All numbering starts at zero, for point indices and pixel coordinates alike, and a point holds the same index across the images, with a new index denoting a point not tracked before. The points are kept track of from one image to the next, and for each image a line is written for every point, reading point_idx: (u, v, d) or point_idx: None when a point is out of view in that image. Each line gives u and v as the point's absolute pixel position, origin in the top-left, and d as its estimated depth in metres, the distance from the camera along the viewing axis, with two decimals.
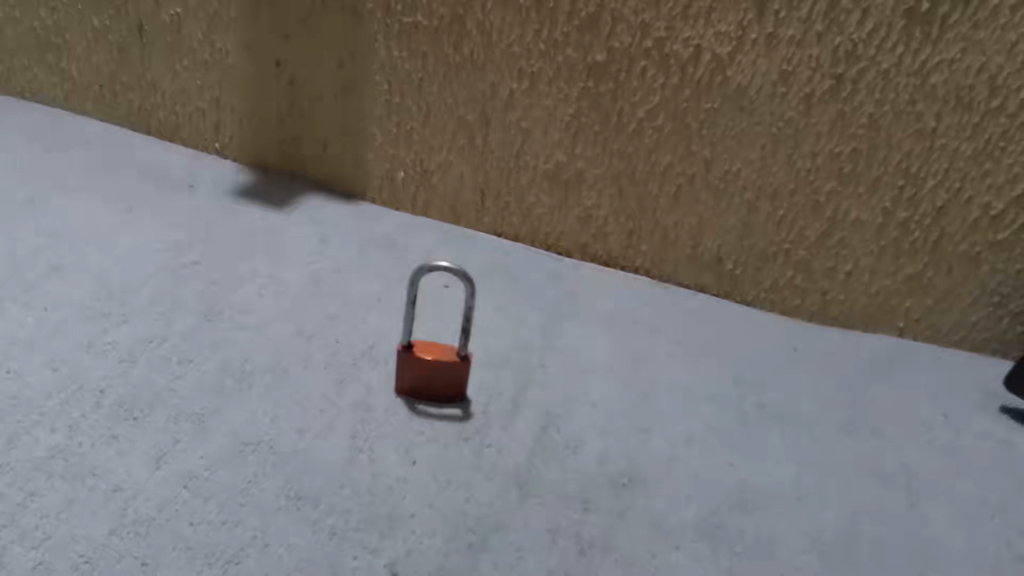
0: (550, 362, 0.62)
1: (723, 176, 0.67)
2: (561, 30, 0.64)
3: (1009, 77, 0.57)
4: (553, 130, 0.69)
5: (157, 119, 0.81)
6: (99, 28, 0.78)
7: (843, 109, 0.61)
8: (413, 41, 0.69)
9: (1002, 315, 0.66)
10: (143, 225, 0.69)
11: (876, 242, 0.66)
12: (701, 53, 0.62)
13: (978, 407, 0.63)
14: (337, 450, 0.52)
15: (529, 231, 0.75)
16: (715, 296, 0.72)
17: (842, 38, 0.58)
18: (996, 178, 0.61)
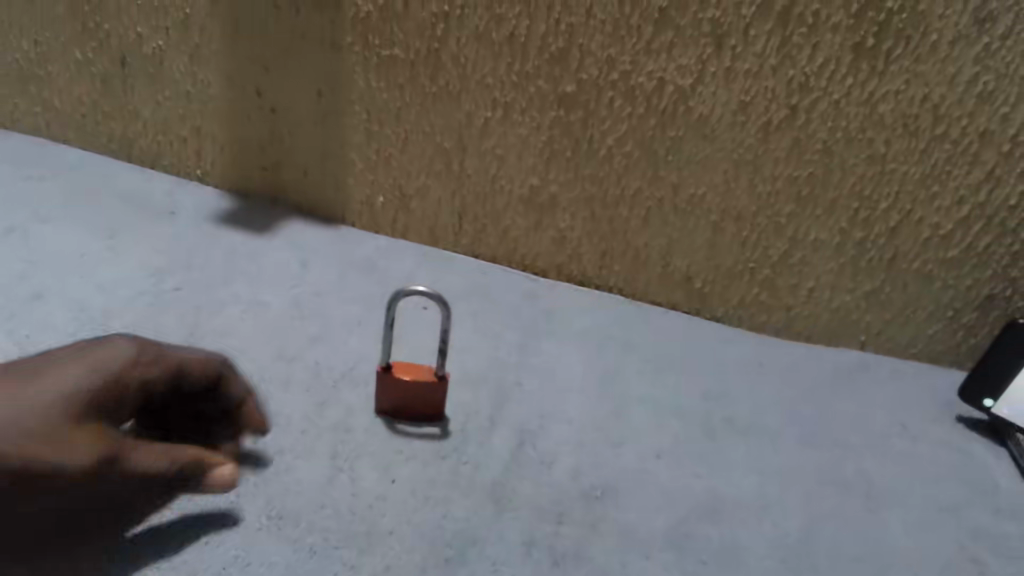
0: (526, 381, 0.64)
1: (689, 200, 0.70)
2: (532, 63, 0.67)
3: (950, 107, 0.61)
4: (527, 156, 0.72)
5: (138, 146, 0.83)
6: (82, 59, 0.79)
7: (798, 136, 0.64)
8: (390, 73, 0.71)
9: (956, 328, 0.70)
10: (126, 253, 0.70)
11: (835, 261, 0.69)
12: (664, 85, 0.65)
13: (935, 417, 0.66)
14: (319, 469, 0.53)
15: (506, 253, 0.77)
16: (686, 313, 0.75)
17: (795, 71, 0.62)
18: (943, 200, 0.64)
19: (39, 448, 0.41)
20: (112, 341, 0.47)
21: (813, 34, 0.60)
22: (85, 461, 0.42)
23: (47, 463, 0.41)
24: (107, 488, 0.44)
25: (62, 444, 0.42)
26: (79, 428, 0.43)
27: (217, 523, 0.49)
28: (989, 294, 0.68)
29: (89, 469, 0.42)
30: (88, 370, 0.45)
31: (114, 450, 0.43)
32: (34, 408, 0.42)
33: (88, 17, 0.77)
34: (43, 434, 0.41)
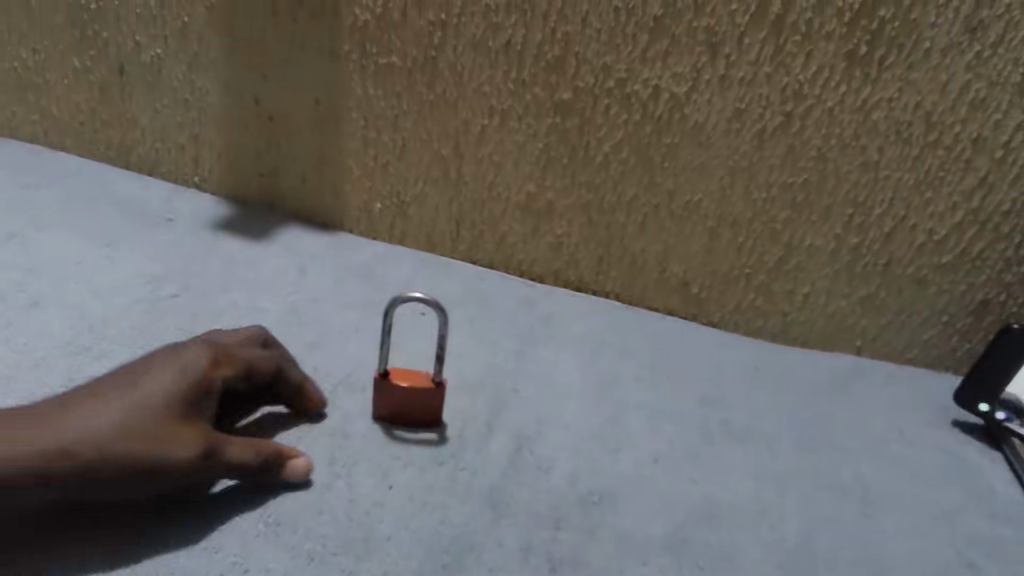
0: (523, 387, 0.64)
1: (685, 207, 0.70)
2: (528, 71, 0.68)
3: (943, 114, 0.61)
4: (524, 163, 0.72)
5: (136, 154, 0.83)
6: (80, 67, 0.80)
7: (793, 143, 0.65)
8: (388, 81, 0.72)
9: (951, 333, 0.70)
10: (123, 260, 0.70)
11: (830, 266, 0.69)
12: (659, 92, 0.66)
13: (931, 422, 0.67)
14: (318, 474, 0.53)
15: (503, 259, 0.78)
16: (682, 318, 0.75)
17: (789, 79, 0.62)
18: (937, 206, 0.65)
19: (148, 444, 0.44)
20: (194, 345, 0.50)
21: (807, 42, 0.61)
22: (189, 454, 0.45)
23: (156, 457, 0.44)
24: (204, 478, 0.47)
25: (168, 440, 0.44)
26: (180, 424, 0.45)
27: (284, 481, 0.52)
28: (984, 299, 0.68)
29: (193, 461, 0.45)
30: (180, 372, 0.47)
31: (212, 444, 0.46)
32: (139, 409, 0.44)
33: (86, 26, 0.77)
34: (150, 432, 0.44)
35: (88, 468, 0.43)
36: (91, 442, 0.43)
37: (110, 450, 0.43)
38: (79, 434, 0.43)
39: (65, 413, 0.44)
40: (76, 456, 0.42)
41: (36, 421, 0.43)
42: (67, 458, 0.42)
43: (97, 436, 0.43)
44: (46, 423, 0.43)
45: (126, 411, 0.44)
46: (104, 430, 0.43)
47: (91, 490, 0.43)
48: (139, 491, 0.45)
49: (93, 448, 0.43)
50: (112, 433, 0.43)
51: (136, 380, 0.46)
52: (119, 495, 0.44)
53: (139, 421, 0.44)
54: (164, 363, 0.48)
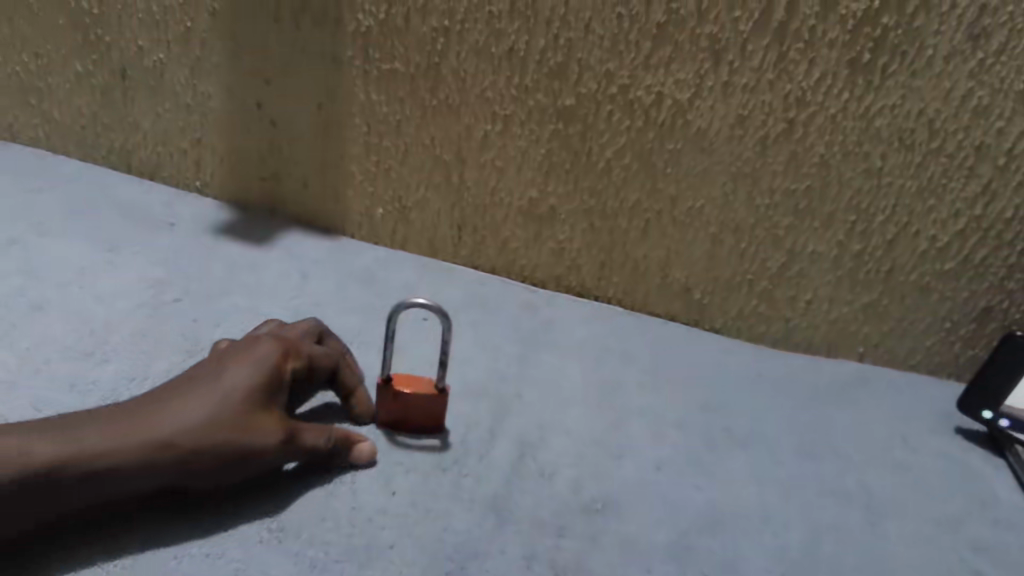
0: (525, 393, 0.64)
1: (688, 213, 0.70)
2: (531, 76, 0.68)
3: (946, 121, 0.61)
4: (527, 168, 0.72)
5: (138, 158, 0.83)
6: (83, 71, 0.80)
7: (796, 150, 0.65)
8: (390, 86, 0.72)
9: (954, 340, 0.70)
10: (125, 265, 0.70)
11: (833, 272, 0.69)
12: (662, 99, 0.66)
13: (935, 429, 0.66)
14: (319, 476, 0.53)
15: (505, 264, 0.78)
16: (685, 324, 0.75)
17: (791, 86, 0.62)
18: (940, 213, 0.65)
19: (238, 433, 0.47)
20: (263, 340, 0.52)
21: (810, 49, 0.61)
22: (274, 440, 0.48)
23: (247, 443, 0.47)
24: (280, 462, 0.50)
25: (254, 428, 0.48)
26: (262, 413, 0.48)
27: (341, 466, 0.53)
28: (986, 306, 0.68)
29: (277, 446, 0.49)
30: (256, 366, 0.50)
31: (291, 430, 0.50)
32: (224, 402, 0.47)
33: (89, 30, 0.77)
34: (237, 422, 0.47)
35: (185, 457, 0.46)
36: (187, 434, 0.46)
37: (204, 441, 0.46)
38: (173, 427, 0.46)
39: (157, 409, 0.47)
40: (175, 447, 0.45)
41: (131, 419, 0.46)
42: (166, 450, 0.45)
43: (191, 428, 0.46)
44: (142, 419, 0.46)
45: (214, 404, 0.47)
46: (197, 423, 0.46)
47: (186, 479, 0.46)
48: (226, 477, 0.48)
49: (189, 440, 0.46)
50: (203, 426, 0.46)
51: (216, 376, 0.49)
52: (206, 482, 0.47)
53: (227, 413, 0.47)
54: (240, 359, 0.50)
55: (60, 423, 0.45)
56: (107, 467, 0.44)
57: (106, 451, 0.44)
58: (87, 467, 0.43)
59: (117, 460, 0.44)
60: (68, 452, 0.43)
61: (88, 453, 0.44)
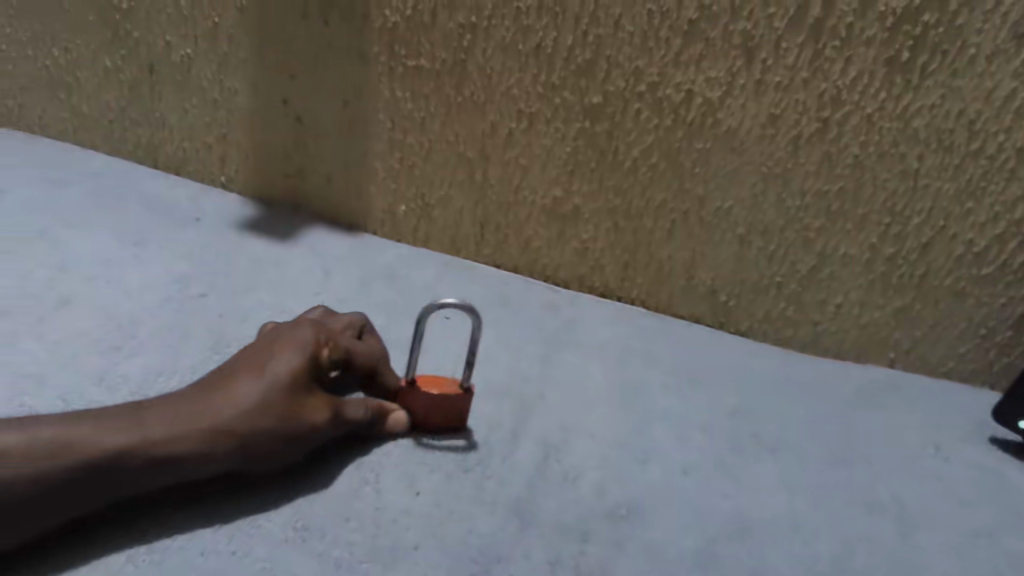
0: (548, 393, 0.63)
1: (716, 213, 0.69)
2: (558, 74, 0.67)
3: (987, 122, 0.59)
4: (552, 166, 0.71)
5: (164, 153, 0.84)
6: (112, 66, 0.80)
7: (829, 150, 0.63)
8: (415, 83, 0.71)
9: (989, 347, 0.68)
10: (151, 261, 0.71)
11: (865, 276, 0.68)
12: (692, 97, 0.64)
13: (969, 438, 0.64)
14: (341, 473, 0.53)
15: (527, 263, 0.77)
16: (710, 326, 0.74)
17: (826, 84, 0.61)
18: (978, 216, 0.62)
19: (290, 413, 0.49)
20: (302, 327, 0.54)
21: (846, 47, 0.59)
22: (322, 417, 0.50)
23: (297, 422, 0.49)
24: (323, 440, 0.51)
25: (304, 408, 0.49)
26: (309, 394, 0.50)
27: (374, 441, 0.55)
28: None
29: (324, 423, 0.50)
30: (299, 353, 0.51)
31: (335, 407, 0.51)
32: (274, 385, 0.49)
33: (118, 25, 0.78)
34: (287, 404, 0.49)
35: (240, 440, 0.47)
36: (242, 418, 0.47)
37: (258, 422, 0.47)
38: (227, 411, 0.47)
39: (209, 397, 0.48)
40: (231, 431, 0.47)
41: (185, 408, 0.47)
42: (223, 435, 0.46)
43: (244, 412, 0.47)
44: (196, 408, 0.47)
45: (263, 389, 0.48)
46: (250, 407, 0.47)
47: (242, 463, 0.48)
48: (279, 458, 0.49)
49: (243, 423, 0.47)
50: (257, 407, 0.48)
51: (262, 363, 0.50)
52: (259, 466, 0.48)
53: (276, 396, 0.48)
54: (281, 347, 0.52)
55: (115, 415, 0.46)
56: (165, 454, 0.45)
57: (165, 438, 0.45)
58: (144, 454, 0.44)
59: (177, 447, 0.45)
60: (128, 439, 0.44)
61: (149, 440, 0.45)
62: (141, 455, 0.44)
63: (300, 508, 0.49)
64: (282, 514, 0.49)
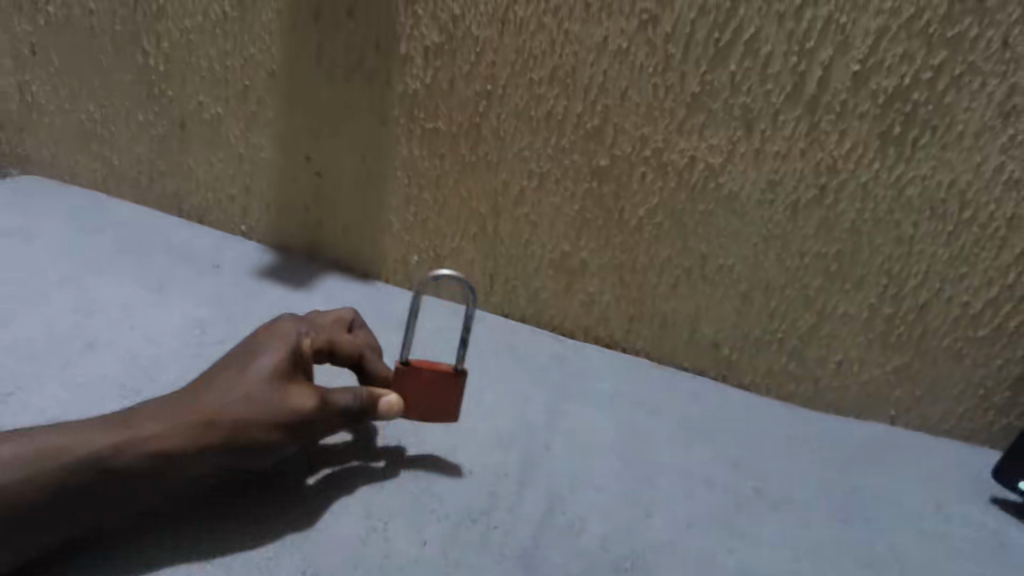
0: (555, 443, 0.65)
1: (718, 270, 0.71)
2: (568, 138, 0.70)
3: (977, 192, 0.61)
4: (560, 223, 0.74)
5: (189, 202, 0.87)
6: (144, 121, 0.84)
7: (826, 215, 0.66)
8: (433, 142, 0.75)
9: (987, 406, 0.69)
10: (172, 306, 0.73)
11: (864, 334, 0.69)
12: (695, 162, 0.67)
13: (969, 497, 0.65)
14: (333, 507, 0.55)
15: (534, 313, 0.80)
16: (713, 379, 0.76)
17: (823, 154, 0.63)
18: (972, 280, 0.64)
19: (273, 404, 0.49)
20: (283, 323, 0.56)
21: (841, 121, 0.62)
22: (306, 406, 0.50)
23: (280, 412, 0.49)
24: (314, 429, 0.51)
25: (288, 398, 0.50)
26: (294, 384, 0.51)
27: (360, 479, 0.57)
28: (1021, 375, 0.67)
29: (309, 411, 0.50)
30: (279, 346, 0.53)
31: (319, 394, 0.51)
32: (255, 377, 0.50)
33: (153, 84, 0.82)
34: (271, 394, 0.50)
35: (225, 431, 0.48)
36: (227, 411, 0.49)
37: (241, 414, 0.49)
38: (212, 407, 0.49)
39: (195, 395, 0.50)
40: (217, 423, 0.48)
41: (173, 407, 0.49)
42: (211, 428, 0.48)
43: (230, 404, 0.49)
44: (185, 404, 0.49)
45: (248, 382, 0.50)
46: (234, 400, 0.49)
47: (233, 456, 0.49)
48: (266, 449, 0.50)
49: (229, 416, 0.49)
50: (239, 401, 0.49)
51: (248, 358, 0.52)
52: (253, 459, 0.50)
53: (261, 388, 0.50)
54: (267, 342, 0.53)
55: (113, 419, 0.48)
56: (153, 450, 0.47)
57: (156, 435, 0.47)
58: (138, 450, 0.47)
59: (167, 443, 0.47)
60: (119, 438, 0.47)
61: (139, 438, 0.47)
62: (133, 452, 0.47)
63: (308, 552, 0.51)
64: (280, 547, 0.51)
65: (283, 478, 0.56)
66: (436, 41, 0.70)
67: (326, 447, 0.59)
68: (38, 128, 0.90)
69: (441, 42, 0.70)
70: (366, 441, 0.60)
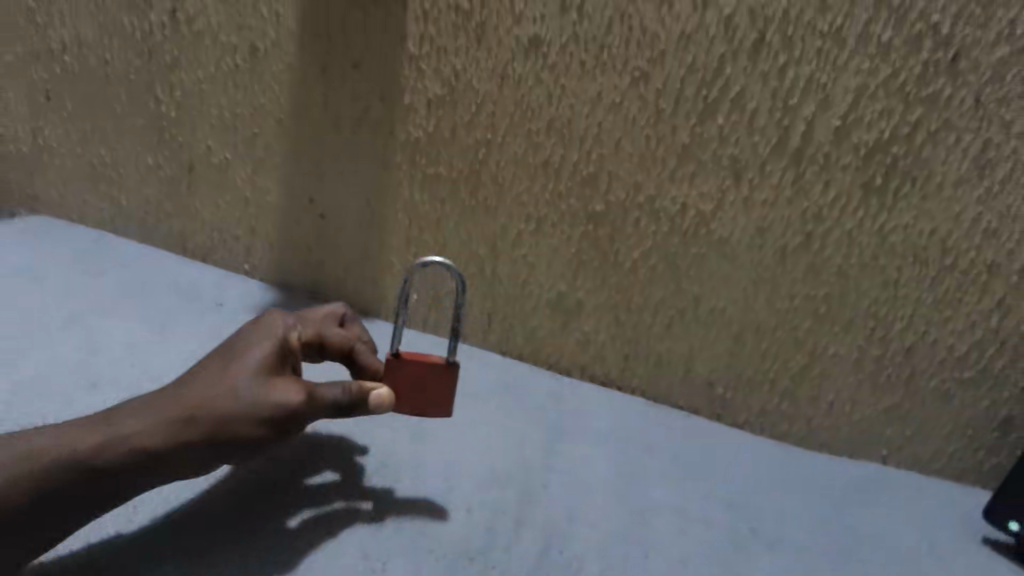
0: (552, 482, 0.66)
1: (711, 312, 0.73)
2: (564, 184, 0.73)
3: (958, 240, 0.63)
4: (557, 264, 0.76)
5: (194, 242, 0.89)
6: (153, 165, 0.87)
7: (814, 260, 0.68)
8: (434, 187, 0.77)
9: (977, 447, 0.70)
10: (176, 344, 0.75)
11: (854, 375, 0.71)
12: (687, 209, 0.70)
13: (961, 537, 0.66)
14: (319, 546, 0.55)
15: (531, 351, 0.81)
16: (707, 418, 0.77)
17: (809, 202, 0.66)
18: (957, 323, 0.66)
19: (255, 399, 0.49)
20: (274, 318, 0.58)
21: (825, 172, 0.64)
22: (289, 401, 0.49)
23: (263, 407, 0.49)
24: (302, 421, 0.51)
25: (271, 392, 0.49)
26: (279, 379, 0.51)
27: (345, 517, 0.58)
28: (1008, 416, 0.68)
29: (292, 406, 0.49)
30: (268, 343, 0.54)
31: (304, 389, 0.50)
32: (240, 373, 0.50)
33: (163, 130, 0.85)
34: (254, 390, 0.50)
35: (208, 428, 0.48)
36: (208, 406, 0.49)
37: (225, 410, 0.49)
38: (195, 403, 0.49)
39: (180, 391, 0.50)
40: (199, 419, 0.49)
41: (158, 404, 0.50)
42: (192, 424, 0.48)
43: (213, 400, 0.49)
44: (170, 400, 0.50)
45: (232, 378, 0.50)
46: (216, 394, 0.49)
47: (218, 451, 0.49)
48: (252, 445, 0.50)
49: (212, 411, 0.49)
50: (223, 397, 0.49)
51: (236, 354, 0.52)
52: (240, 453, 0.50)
53: (245, 384, 0.50)
54: (256, 338, 0.54)
55: (102, 417, 0.50)
56: (137, 447, 0.48)
57: (139, 432, 0.48)
58: (123, 447, 0.48)
59: (150, 440, 0.48)
60: (103, 437, 0.48)
61: (124, 436, 0.48)
62: (116, 449, 0.48)
63: None
64: None
65: (271, 516, 0.57)
66: (438, 93, 0.73)
67: (309, 487, 0.60)
68: (49, 169, 0.93)
69: (443, 94, 0.73)
70: (351, 480, 0.62)
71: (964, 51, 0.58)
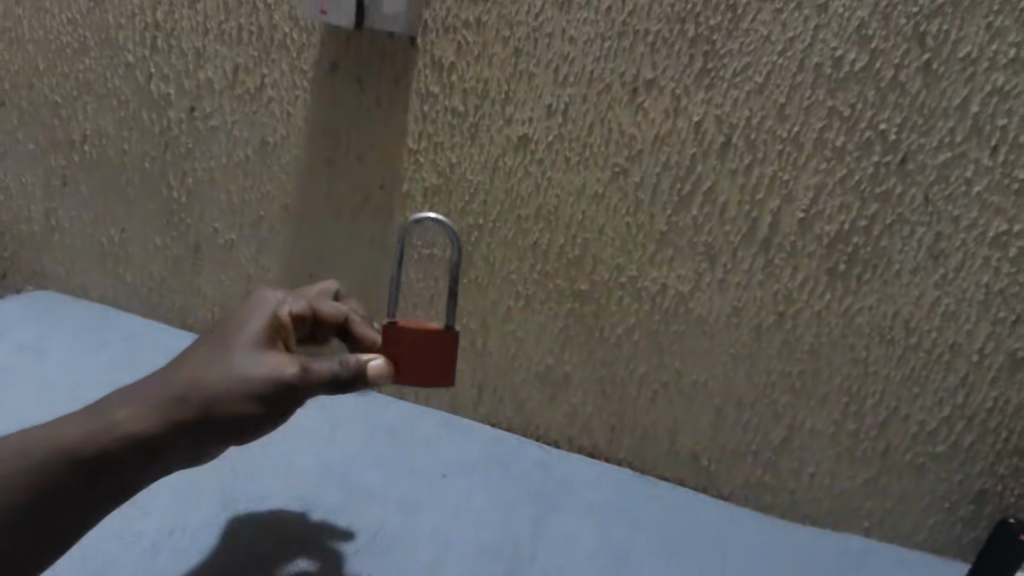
0: (540, 556, 0.67)
1: (693, 385, 0.76)
2: (551, 264, 0.77)
3: (919, 321, 0.67)
4: (545, 339, 0.80)
5: (195, 315, 0.92)
6: (160, 244, 0.91)
7: (787, 338, 0.72)
8: (428, 266, 0.81)
9: (955, 520, 0.70)
10: None
11: (832, 449, 0.72)
12: (667, 288, 0.74)
13: None
14: None
15: (521, 422, 0.84)
16: (694, 489, 0.79)
17: (779, 286, 0.70)
18: (926, 399, 0.68)
19: (246, 377, 0.50)
20: (268, 292, 0.57)
21: (793, 258, 0.69)
22: (280, 377, 0.50)
23: (253, 385, 0.50)
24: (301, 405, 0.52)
25: (262, 367, 0.51)
26: (271, 355, 0.52)
27: None
28: (982, 489, 0.69)
29: (284, 382, 0.50)
30: (259, 318, 0.54)
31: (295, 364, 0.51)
32: (232, 353, 0.52)
33: (173, 213, 0.89)
34: (245, 368, 0.51)
35: (201, 407, 0.50)
36: (199, 385, 0.50)
37: (216, 390, 0.50)
38: (188, 385, 0.51)
39: (174, 374, 0.52)
40: (192, 399, 0.50)
41: (153, 388, 0.51)
42: (185, 404, 0.50)
43: (205, 380, 0.50)
44: (163, 382, 0.51)
45: (224, 359, 0.51)
46: (209, 374, 0.51)
47: (212, 431, 0.50)
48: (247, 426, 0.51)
49: (204, 392, 0.50)
50: (215, 378, 0.50)
51: (228, 334, 0.53)
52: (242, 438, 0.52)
53: (237, 363, 0.51)
54: (248, 314, 0.55)
55: (104, 403, 0.52)
56: (135, 432, 0.50)
57: (136, 416, 0.50)
58: (123, 432, 0.50)
59: (142, 424, 0.50)
60: (106, 424, 0.50)
61: (124, 422, 0.50)
62: (111, 436, 0.50)
63: None
64: None
65: None
66: (434, 182, 0.79)
67: None
68: (61, 249, 0.97)
69: (439, 183, 0.79)
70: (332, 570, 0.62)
71: (909, 155, 0.64)
